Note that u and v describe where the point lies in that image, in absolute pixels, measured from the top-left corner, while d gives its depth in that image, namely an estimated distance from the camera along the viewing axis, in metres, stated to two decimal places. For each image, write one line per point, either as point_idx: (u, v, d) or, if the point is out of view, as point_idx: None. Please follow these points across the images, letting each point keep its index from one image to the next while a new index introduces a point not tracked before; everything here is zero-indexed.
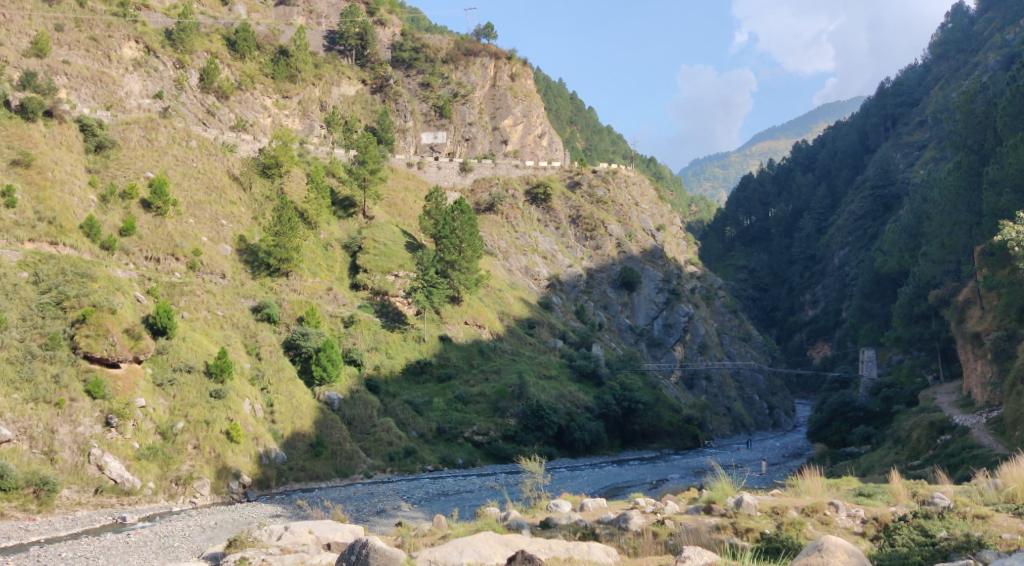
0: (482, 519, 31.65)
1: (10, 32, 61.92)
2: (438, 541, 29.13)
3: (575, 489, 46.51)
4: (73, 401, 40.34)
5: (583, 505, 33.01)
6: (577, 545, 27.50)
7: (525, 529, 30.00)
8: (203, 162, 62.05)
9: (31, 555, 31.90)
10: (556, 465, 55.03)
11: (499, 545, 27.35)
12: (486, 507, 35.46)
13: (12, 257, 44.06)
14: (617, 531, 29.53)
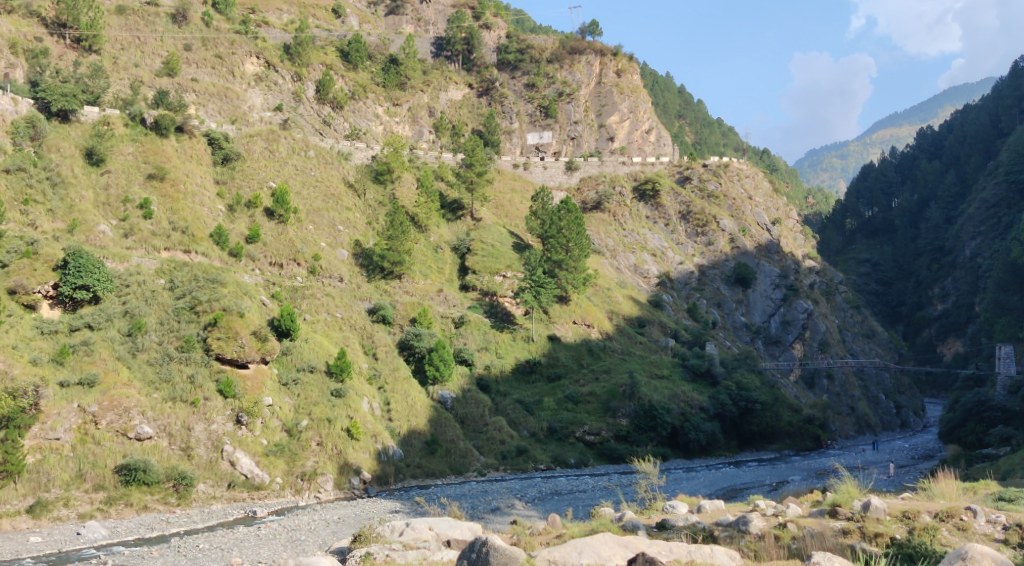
0: (597, 519, 31.68)
1: (145, 54, 67.36)
2: (554, 540, 29.33)
3: (691, 490, 45.97)
4: (207, 400, 42.44)
5: (700, 507, 32.66)
6: (700, 549, 27.18)
7: (641, 530, 29.86)
8: (320, 170, 64.19)
9: (172, 546, 33.61)
10: (671, 466, 54.44)
11: (619, 547, 27.29)
12: (600, 507, 35.51)
13: (149, 266, 47.46)
14: (738, 534, 29.05)
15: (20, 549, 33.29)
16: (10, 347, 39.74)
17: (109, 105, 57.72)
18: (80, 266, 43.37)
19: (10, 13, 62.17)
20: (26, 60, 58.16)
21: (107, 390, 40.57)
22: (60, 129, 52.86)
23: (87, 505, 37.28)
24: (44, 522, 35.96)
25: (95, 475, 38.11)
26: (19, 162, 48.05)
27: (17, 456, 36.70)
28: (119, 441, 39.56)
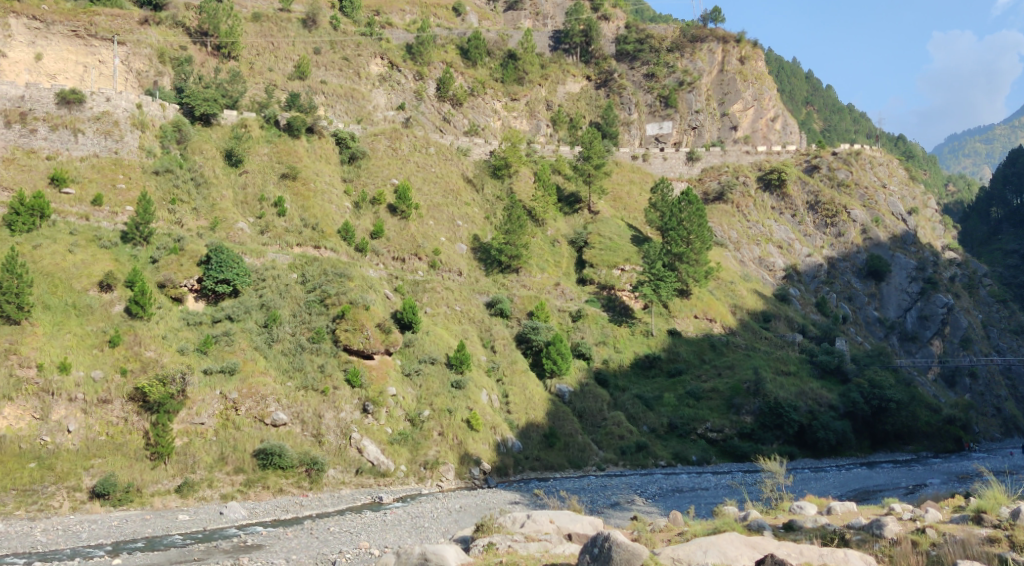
0: (721, 517, 31.30)
1: (279, 58, 69.95)
2: (676, 537, 29.19)
3: (819, 491, 44.76)
4: (336, 389, 43.93)
5: (830, 508, 31.85)
6: (832, 552, 26.56)
7: (767, 530, 29.34)
8: (440, 166, 65.22)
9: (306, 528, 35.04)
10: (799, 466, 52.98)
11: (746, 547, 26.97)
12: (724, 505, 35.06)
13: (283, 260, 49.68)
14: (871, 538, 28.15)
15: (169, 525, 35.35)
16: (160, 337, 42.55)
17: (246, 107, 60.39)
18: (222, 261, 45.86)
19: (158, 24, 66.01)
20: (172, 69, 62.96)
21: (246, 378, 42.60)
22: (202, 132, 56.39)
23: (229, 486, 39.24)
24: (190, 502, 38.08)
25: (235, 458, 40.07)
26: (166, 165, 51.96)
27: (166, 439, 39.10)
28: (257, 427, 41.44)
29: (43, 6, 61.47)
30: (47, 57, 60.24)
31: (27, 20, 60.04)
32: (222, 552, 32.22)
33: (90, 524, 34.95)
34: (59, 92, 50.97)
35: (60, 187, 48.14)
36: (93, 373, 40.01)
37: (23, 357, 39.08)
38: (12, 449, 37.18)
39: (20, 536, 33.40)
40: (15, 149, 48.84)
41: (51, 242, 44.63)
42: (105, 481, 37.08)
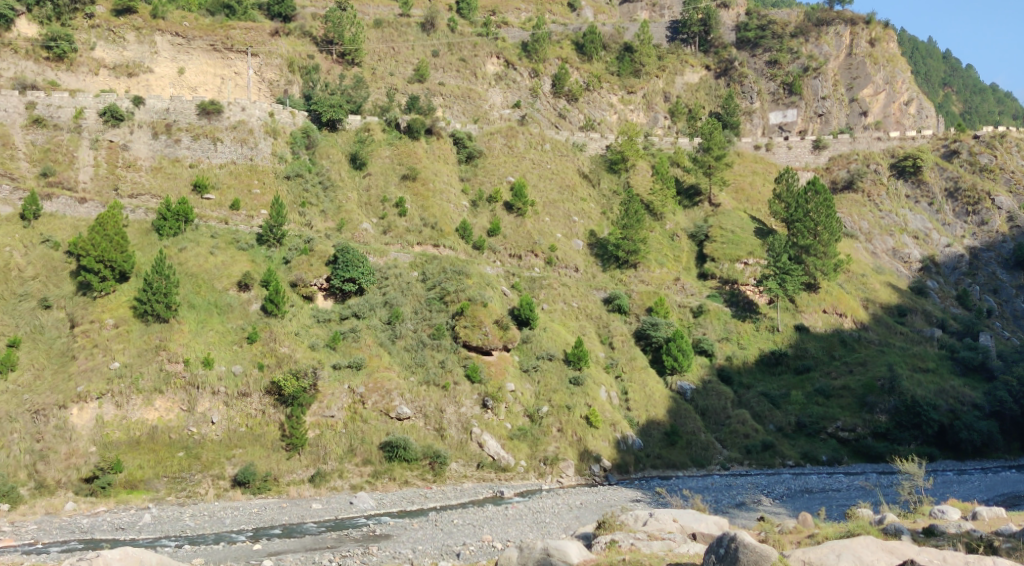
0: (855, 521, 30.43)
1: (399, 62, 72.06)
2: (805, 540, 28.56)
3: (962, 495, 42.80)
4: (457, 384, 44.77)
5: (976, 514, 30.45)
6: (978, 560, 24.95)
7: (905, 535, 28.33)
8: (556, 163, 65.32)
9: (431, 520, 35.85)
10: (940, 469, 50.41)
11: (883, 552, 26.13)
12: (859, 508, 34.02)
13: (405, 259, 50.97)
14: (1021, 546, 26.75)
15: (304, 513, 36.89)
16: (293, 334, 44.30)
17: (369, 112, 62.43)
18: (348, 261, 47.24)
19: (288, 35, 68.30)
20: (301, 78, 65.26)
21: (372, 372, 43.91)
22: (329, 137, 58.61)
23: (358, 477, 40.58)
24: (323, 491, 39.53)
25: (364, 450, 41.43)
26: (296, 170, 54.41)
27: (300, 431, 40.63)
28: (383, 420, 42.61)
29: (184, 23, 64.89)
30: (189, 71, 63.79)
31: (171, 37, 63.82)
32: (353, 541, 33.32)
33: (232, 510, 36.86)
34: (200, 104, 54.44)
35: (201, 193, 51.15)
36: (234, 367, 42.01)
37: (171, 352, 41.52)
38: (163, 438, 39.52)
39: (171, 521, 35.53)
40: (162, 159, 52.55)
41: (194, 244, 47.13)
42: (245, 470, 38.82)
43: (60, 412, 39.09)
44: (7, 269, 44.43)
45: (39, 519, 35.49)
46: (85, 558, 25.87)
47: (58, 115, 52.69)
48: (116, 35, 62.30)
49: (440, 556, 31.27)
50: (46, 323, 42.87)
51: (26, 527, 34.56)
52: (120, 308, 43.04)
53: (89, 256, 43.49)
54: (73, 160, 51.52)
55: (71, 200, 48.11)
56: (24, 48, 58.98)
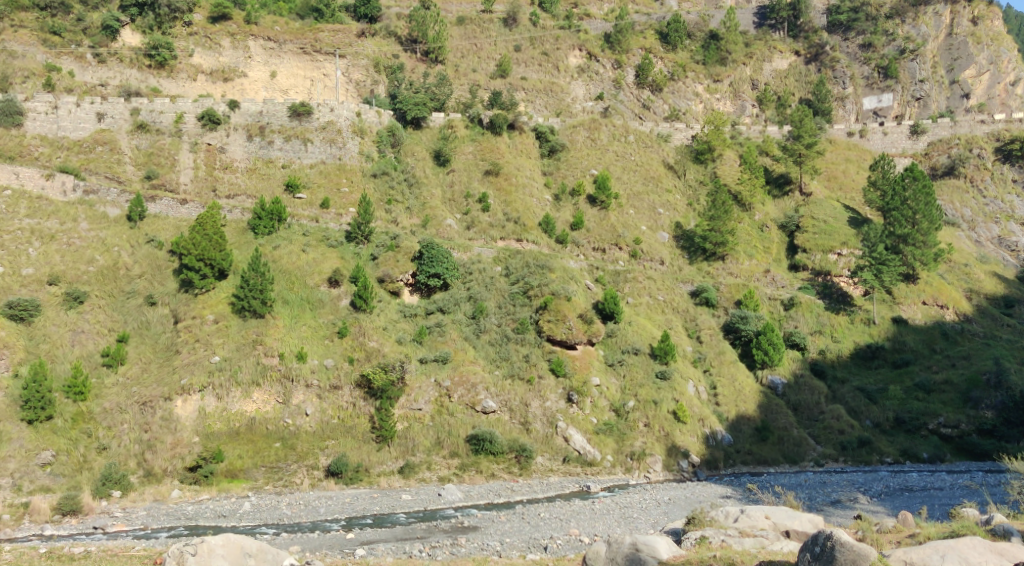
0: (960, 521, 29.36)
1: (482, 59, 72.15)
2: (905, 540, 27.77)
3: None
4: (541, 378, 44.90)
5: None
6: None
7: (1014, 537, 27.23)
8: (640, 154, 64.57)
9: (518, 512, 36.08)
10: None
11: (991, 554, 25.20)
12: (964, 509, 32.84)
13: (488, 254, 51.38)
14: None
15: (394, 504, 37.58)
16: (381, 328, 45.15)
17: (453, 110, 62.95)
18: (433, 256, 47.90)
19: (374, 36, 69.54)
20: (387, 77, 66.37)
21: (457, 366, 44.45)
22: (413, 135, 59.55)
23: (445, 469, 41.12)
24: (412, 482, 40.20)
25: (451, 443, 41.94)
26: (382, 168, 55.35)
27: (389, 423, 41.35)
28: (469, 413, 43.07)
29: (276, 28, 66.89)
30: (281, 74, 65.70)
31: (263, 41, 65.75)
32: (442, 532, 33.79)
33: (326, 500, 37.82)
34: (291, 105, 55.69)
35: (294, 192, 52.47)
36: (326, 361, 43.08)
37: (267, 347, 42.71)
38: (260, 429, 40.74)
39: (269, 509, 36.69)
40: (256, 160, 54.20)
41: (288, 242, 48.24)
42: (338, 461, 39.79)
43: (166, 404, 40.53)
44: (116, 268, 46.69)
45: (148, 505, 37.12)
46: (191, 543, 27.34)
47: (160, 121, 54.81)
48: (212, 41, 64.38)
49: (527, 548, 31.53)
50: (152, 319, 44.83)
51: (137, 512, 36.26)
52: (218, 304, 44.47)
53: (190, 255, 45.06)
54: (175, 163, 53.44)
55: (173, 202, 50.03)
56: (128, 56, 61.10)
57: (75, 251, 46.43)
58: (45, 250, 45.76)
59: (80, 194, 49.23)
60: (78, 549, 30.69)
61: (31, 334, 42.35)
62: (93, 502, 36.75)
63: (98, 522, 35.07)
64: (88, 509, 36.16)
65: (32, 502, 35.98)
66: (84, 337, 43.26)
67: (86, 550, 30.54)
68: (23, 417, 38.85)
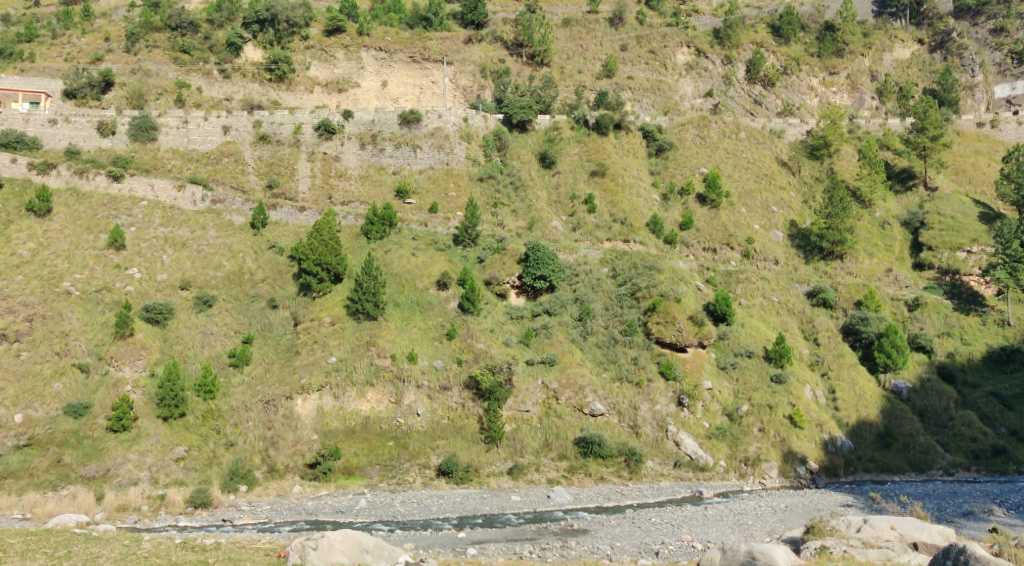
0: None
1: (587, 59, 71.91)
2: None
3: None
4: (651, 381, 44.39)
5: None
6: None
7: None
8: (752, 151, 62.26)
9: (628, 517, 35.67)
10: None
11: None
12: None
13: (595, 255, 51.07)
14: None
15: (504, 505, 37.73)
16: (489, 330, 45.43)
17: (559, 111, 62.94)
18: (539, 258, 47.78)
19: (481, 41, 70.38)
20: (493, 82, 66.76)
21: (565, 369, 44.29)
22: (519, 138, 59.74)
23: (554, 471, 41.05)
24: (521, 484, 40.25)
25: (559, 445, 41.85)
26: (489, 172, 55.84)
27: (498, 424, 41.59)
28: (577, 416, 42.92)
29: (387, 38, 68.30)
30: (392, 83, 66.77)
31: (375, 52, 67.27)
32: (552, 534, 33.67)
33: (438, 499, 38.27)
34: (401, 113, 56.88)
35: (404, 198, 53.37)
36: (435, 362, 43.61)
37: (380, 348, 43.47)
38: (374, 428, 41.53)
39: (383, 506, 37.36)
40: (369, 167, 55.39)
41: (398, 246, 49.20)
42: (449, 460, 40.21)
43: (287, 403, 41.77)
44: (241, 273, 48.27)
45: (272, 500, 38.37)
46: (314, 538, 28.41)
47: (280, 132, 56.67)
48: (328, 54, 66.51)
49: (638, 553, 31.13)
50: (274, 321, 46.13)
51: (261, 506, 37.52)
52: (335, 307, 45.56)
53: (308, 259, 46.29)
54: (294, 173, 55.20)
55: (293, 210, 51.52)
56: (250, 71, 64.09)
57: (204, 257, 48.48)
58: (177, 257, 48.14)
59: (209, 203, 51.40)
60: (209, 541, 31.36)
61: (166, 336, 44.61)
62: (222, 496, 38.33)
63: (226, 515, 36.50)
64: (218, 502, 37.77)
65: (166, 495, 37.81)
66: (213, 338, 45.02)
67: (216, 542, 31.25)
68: (159, 414, 40.92)
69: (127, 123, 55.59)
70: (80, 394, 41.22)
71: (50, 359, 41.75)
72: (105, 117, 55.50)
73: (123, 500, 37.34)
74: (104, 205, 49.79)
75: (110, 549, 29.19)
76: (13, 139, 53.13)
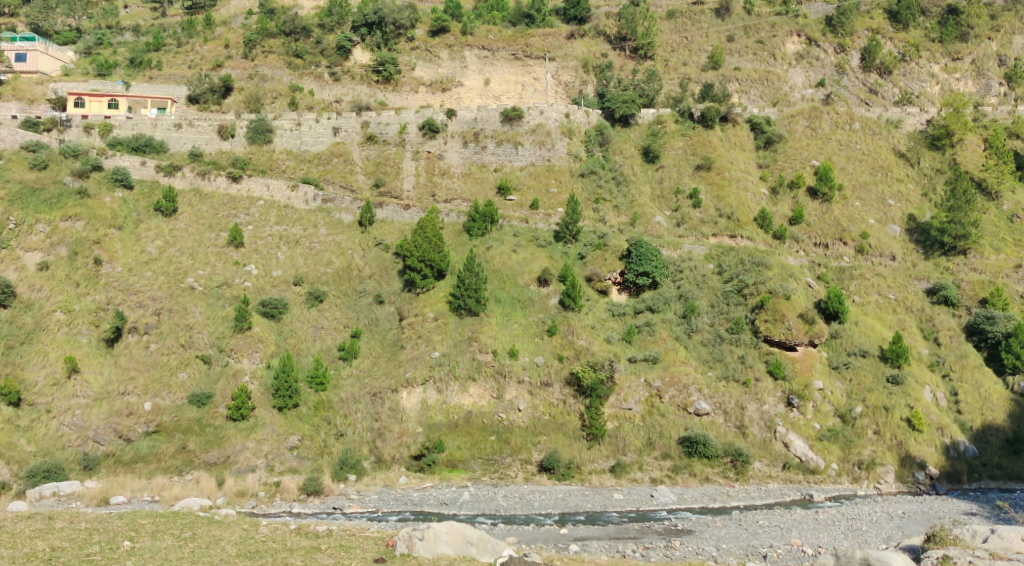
0: None
1: (693, 52, 70.54)
2: None
3: None
4: (758, 380, 43.38)
5: None
6: None
7: None
8: (867, 143, 59.87)
9: (735, 518, 34.90)
10: None
11: None
12: None
13: (700, 251, 50.22)
14: None
15: (607, 502, 37.46)
16: (590, 327, 45.12)
17: (663, 105, 62.03)
18: (642, 254, 47.14)
19: (583, 36, 70.20)
20: (596, 76, 66.53)
21: (668, 366, 43.70)
22: (622, 133, 59.15)
23: (658, 470, 40.57)
24: (624, 482, 39.99)
25: (663, 444, 41.29)
26: (591, 167, 55.47)
27: (600, 422, 41.31)
28: (681, 415, 42.24)
29: (490, 37, 68.57)
30: (494, 81, 66.73)
31: (479, 51, 67.65)
32: (655, 534, 33.23)
33: (540, 494, 38.24)
34: (503, 111, 57.03)
35: (505, 195, 53.63)
36: (536, 358, 43.55)
37: (482, 344, 43.72)
38: (477, 422, 41.79)
39: (486, 500, 37.56)
40: (471, 165, 55.85)
41: (500, 243, 49.40)
42: (551, 457, 40.17)
43: (393, 396, 42.52)
44: (349, 270, 49.30)
45: (379, 489, 39.06)
46: (419, 529, 28.79)
47: (386, 132, 57.55)
48: (432, 54, 67.32)
49: (745, 556, 30.42)
50: (381, 316, 47.01)
51: (369, 496, 38.24)
52: (438, 303, 46.05)
53: (413, 256, 46.89)
54: (399, 171, 56.00)
55: (398, 208, 52.25)
56: (359, 74, 65.73)
57: (315, 254, 49.68)
58: (291, 254, 49.44)
59: (320, 202, 52.58)
60: (322, 527, 32.03)
61: (281, 329, 45.84)
62: (333, 484, 39.05)
63: (336, 503, 37.26)
64: (329, 490, 38.49)
65: (282, 482, 38.59)
66: (324, 332, 46.13)
67: (328, 529, 31.88)
68: (275, 404, 42.15)
69: (244, 126, 57.44)
70: (203, 384, 42.76)
71: (175, 350, 43.54)
72: (225, 120, 57.38)
73: (242, 486, 38.20)
74: (224, 205, 51.59)
75: (231, 532, 30.16)
76: (142, 143, 55.44)
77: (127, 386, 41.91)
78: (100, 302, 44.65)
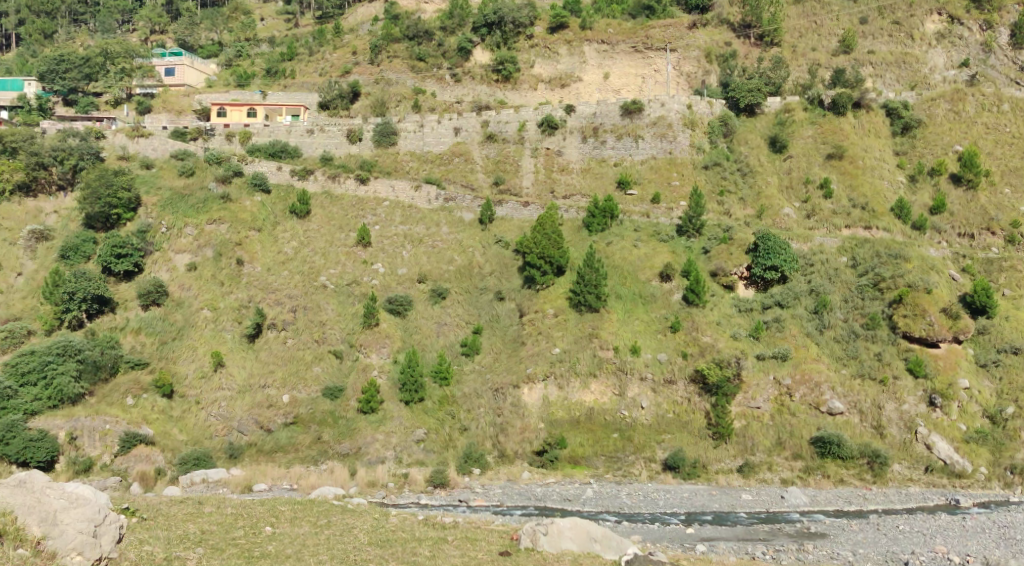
0: None
1: (822, 36, 67.80)
2: None
3: None
4: (896, 379, 41.52)
5: None
6: None
7: None
8: (1017, 125, 56.10)
9: (872, 523, 33.42)
10: None
11: None
12: None
13: (832, 243, 48.40)
14: None
15: (734, 503, 36.49)
16: (715, 323, 44.15)
17: (790, 92, 59.86)
18: (770, 248, 45.79)
19: (706, 25, 68.44)
20: (720, 66, 64.63)
21: (799, 364, 42.25)
22: (748, 122, 57.61)
23: (789, 471, 39.23)
24: (752, 482, 38.79)
25: (794, 444, 39.93)
26: (714, 159, 54.41)
27: (727, 421, 40.24)
28: (813, 414, 40.84)
29: (610, 30, 67.86)
30: (613, 75, 66.26)
31: (598, 45, 67.15)
32: (786, 536, 32.18)
33: (665, 493, 37.60)
34: (623, 104, 56.42)
35: (626, 188, 52.93)
36: (659, 355, 42.92)
37: (603, 340, 43.37)
38: (599, 419, 41.49)
39: (610, 497, 37.19)
40: (591, 161, 55.55)
41: (620, 238, 48.90)
42: (676, 455, 39.42)
43: (515, 391, 42.65)
44: (471, 267, 49.69)
45: (502, 483, 39.07)
46: (543, 523, 28.83)
47: (506, 130, 57.83)
48: (551, 51, 67.22)
49: (884, 562, 29.16)
50: (502, 312, 47.23)
51: (493, 490, 38.37)
52: (558, 299, 45.91)
53: (532, 253, 46.99)
54: (519, 169, 56.18)
55: (518, 205, 52.40)
56: (479, 74, 66.41)
57: (438, 252, 50.35)
58: (415, 253, 50.24)
59: (442, 202, 53.22)
60: (449, 519, 32.33)
61: (406, 326, 46.61)
62: (458, 477, 39.43)
63: (462, 496, 37.51)
64: (454, 483, 38.93)
65: (409, 473, 39.36)
66: (447, 328, 46.75)
67: (454, 520, 32.16)
68: (402, 398, 42.97)
69: (371, 130, 58.91)
70: (335, 377, 44.00)
71: (310, 345, 44.90)
72: (353, 125, 58.93)
73: (372, 477, 38.93)
74: (353, 206, 52.83)
75: (363, 521, 30.87)
76: (278, 149, 57.43)
77: (266, 379, 43.38)
78: (242, 300, 46.46)
